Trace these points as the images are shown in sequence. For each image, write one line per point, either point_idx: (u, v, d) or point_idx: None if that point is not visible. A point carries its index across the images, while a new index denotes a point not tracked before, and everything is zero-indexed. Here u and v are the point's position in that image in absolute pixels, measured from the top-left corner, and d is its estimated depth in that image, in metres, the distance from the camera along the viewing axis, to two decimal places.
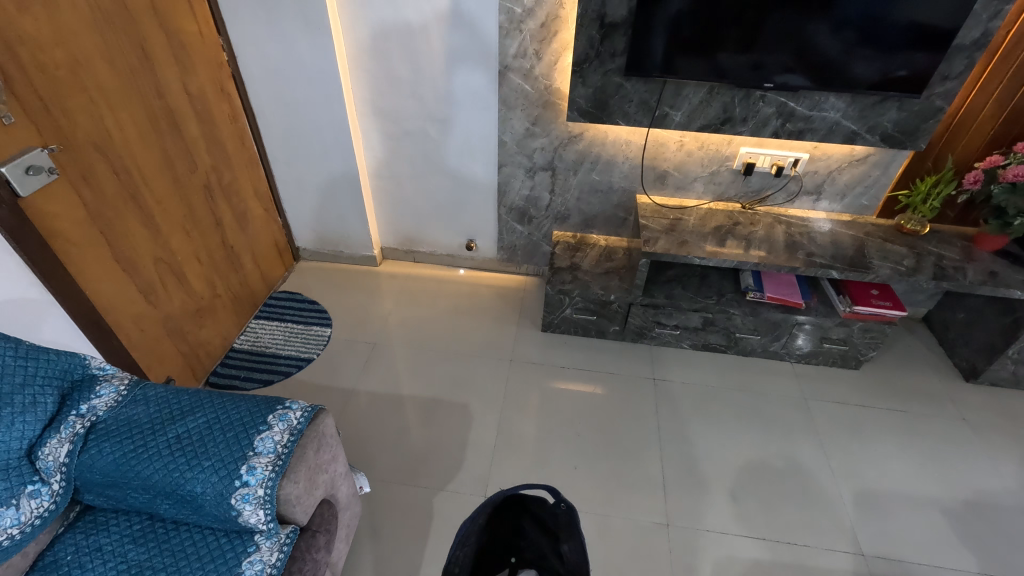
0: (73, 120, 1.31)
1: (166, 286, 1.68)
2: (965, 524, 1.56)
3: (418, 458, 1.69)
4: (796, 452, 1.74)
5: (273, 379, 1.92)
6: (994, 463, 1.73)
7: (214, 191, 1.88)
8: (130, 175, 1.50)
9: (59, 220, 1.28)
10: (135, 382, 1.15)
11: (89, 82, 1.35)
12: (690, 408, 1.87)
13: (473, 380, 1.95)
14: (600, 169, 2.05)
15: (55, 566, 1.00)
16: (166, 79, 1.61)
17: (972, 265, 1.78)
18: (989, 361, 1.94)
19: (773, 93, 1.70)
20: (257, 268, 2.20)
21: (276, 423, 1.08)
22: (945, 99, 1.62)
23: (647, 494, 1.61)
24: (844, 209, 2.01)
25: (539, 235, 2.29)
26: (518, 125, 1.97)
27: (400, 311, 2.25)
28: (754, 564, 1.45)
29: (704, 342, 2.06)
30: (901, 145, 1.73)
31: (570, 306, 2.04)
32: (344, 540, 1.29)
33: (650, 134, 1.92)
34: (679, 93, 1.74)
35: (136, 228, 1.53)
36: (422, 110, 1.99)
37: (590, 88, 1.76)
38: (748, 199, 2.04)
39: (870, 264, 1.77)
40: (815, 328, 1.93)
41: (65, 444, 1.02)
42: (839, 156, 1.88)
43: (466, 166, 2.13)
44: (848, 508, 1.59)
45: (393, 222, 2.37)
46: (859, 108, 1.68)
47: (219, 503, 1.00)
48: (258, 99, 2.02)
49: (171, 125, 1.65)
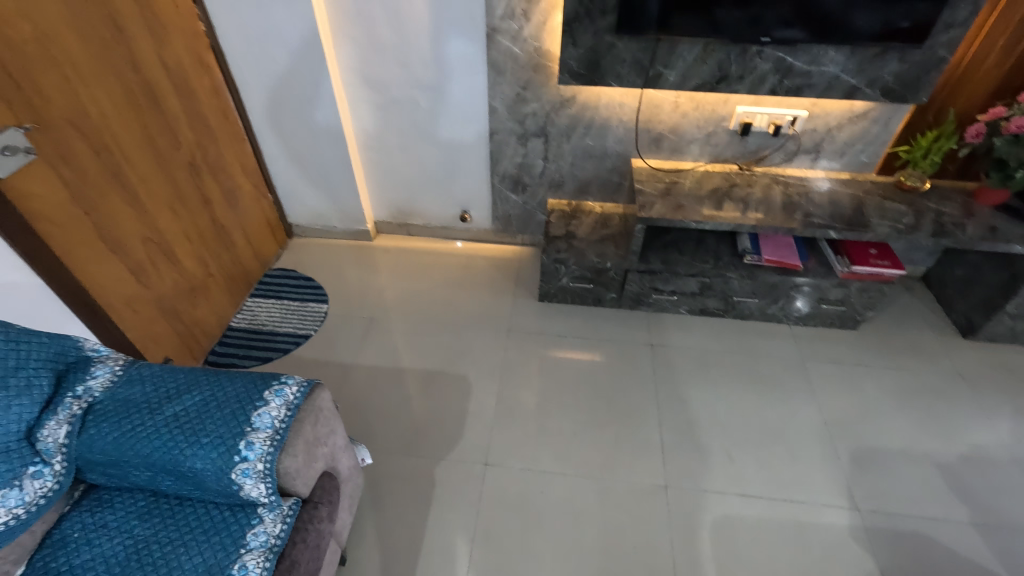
0: (46, 97, 1.27)
1: (156, 266, 1.66)
2: (959, 477, 1.59)
3: (418, 429, 1.70)
4: (793, 413, 1.76)
5: (271, 356, 1.93)
6: (991, 417, 1.75)
7: (199, 166, 1.84)
8: (110, 153, 1.46)
9: (41, 202, 1.26)
10: (130, 362, 1.15)
11: (59, 55, 1.30)
12: (688, 372, 1.88)
13: (471, 352, 1.95)
14: (593, 133, 2.01)
15: (62, 543, 1.01)
16: (142, 53, 1.56)
17: (973, 221, 1.75)
18: (986, 318, 1.94)
19: (770, 48, 1.64)
20: (249, 246, 2.18)
21: (272, 399, 1.08)
22: (949, 48, 1.56)
23: (647, 458, 1.63)
24: (843, 167, 1.97)
25: (534, 203, 2.26)
26: (509, 91, 1.92)
27: (397, 285, 2.24)
28: (753, 523, 1.48)
29: (701, 307, 2.05)
30: (903, 99, 1.68)
31: (566, 275, 2.02)
32: (347, 510, 1.32)
33: (643, 96, 1.87)
34: (673, 51, 1.68)
35: (121, 207, 1.50)
36: (409, 77, 1.93)
37: (581, 50, 1.70)
38: (745, 159, 2.00)
39: (868, 223, 1.75)
40: (812, 289, 1.91)
41: (63, 425, 1.03)
42: (839, 112, 1.83)
43: (457, 134, 2.08)
44: (844, 464, 1.62)
45: (386, 195, 2.33)
46: (858, 61, 1.63)
47: (220, 478, 1.01)
48: (239, 71, 1.96)
49: (150, 100, 1.60)
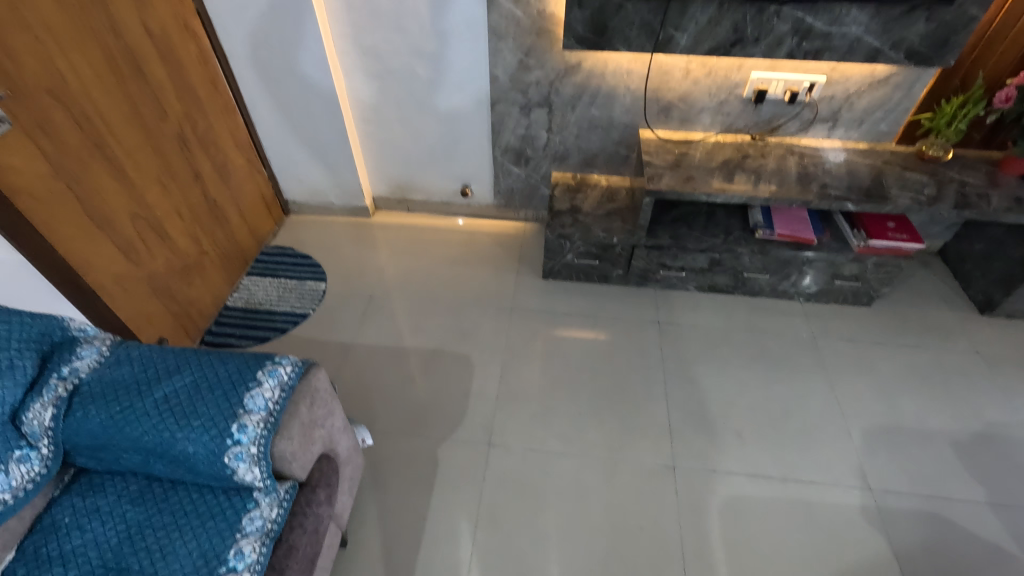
0: (20, 63, 1.19)
1: (147, 244, 1.61)
2: (975, 456, 1.55)
3: (420, 409, 1.67)
4: (805, 391, 1.71)
5: (269, 336, 1.89)
6: (1008, 396, 1.70)
7: (189, 139, 1.77)
8: (93, 124, 1.39)
9: (20, 175, 1.20)
10: (117, 343, 1.11)
11: (32, 17, 1.22)
12: (696, 350, 1.83)
13: (474, 331, 1.90)
14: (599, 103, 1.92)
15: (53, 528, 0.98)
16: (122, 16, 1.47)
17: (997, 192, 1.67)
18: (1006, 293, 1.87)
19: (789, 8, 1.54)
20: (244, 223, 2.11)
21: (265, 380, 1.04)
22: (981, 6, 1.46)
23: (654, 438, 1.59)
24: (862, 137, 1.88)
25: (537, 177, 2.18)
26: (511, 57, 1.83)
27: (397, 262, 2.19)
28: (762, 503, 1.45)
29: (709, 283, 1.99)
30: (929, 62, 1.59)
31: (570, 251, 1.96)
32: (347, 492, 1.29)
33: (653, 62, 1.78)
34: (685, 12, 1.58)
35: (106, 181, 1.44)
36: (406, 44, 1.84)
37: (588, 11, 1.60)
38: (758, 129, 1.91)
39: (887, 195, 1.67)
40: (826, 265, 1.85)
41: (49, 408, 0.98)
42: (859, 78, 1.73)
43: (457, 104, 1.99)
44: (856, 443, 1.58)
45: (385, 169, 2.26)
46: (883, 21, 1.53)
47: (213, 462, 0.97)
48: (228, 39, 1.87)
49: (133, 68, 1.52)
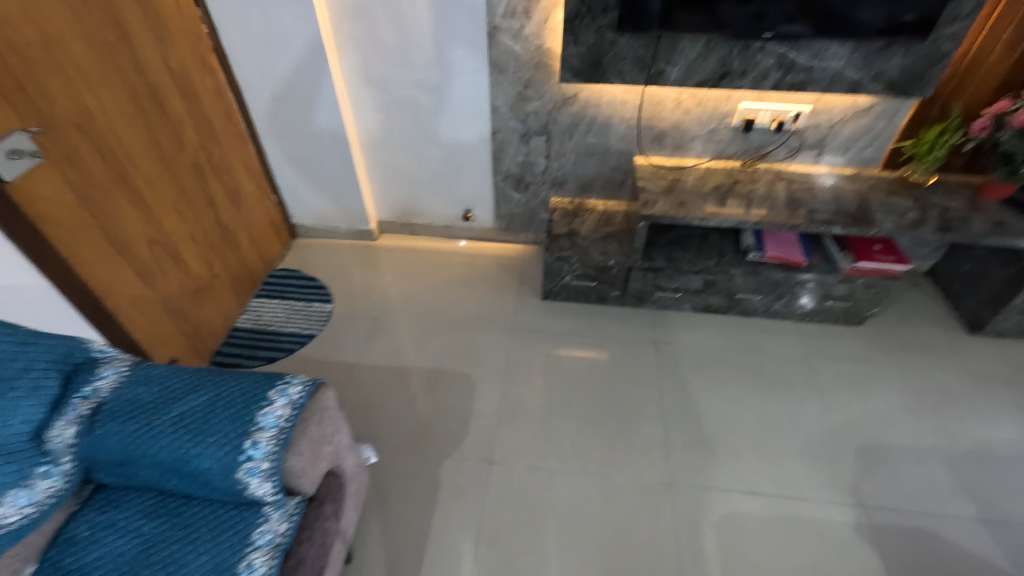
0: (52, 101, 1.28)
1: (162, 267, 1.67)
2: (966, 473, 1.58)
3: (423, 428, 1.71)
4: (799, 409, 1.75)
5: (277, 356, 1.94)
6: (998, 414, 1.74)
7: (204, 168, 1.85)
8: (116, 155, 1.47)
9: (49, 205, 1.27)
10: (136, 363, 1.16)
11: (64, 59, 1.31)
12: (691, 370, 1.88)
13: (476, 351, 1.96)
14: (596, 131, 2.01)
15: (72, 542, 1.03)
16: (145, 55, 1.56)
17: (979, 215, 1.74)
18: (993, 313, 1.92)
19: (772, 44, 1.63)
20: (253, 247, 2.18)
21: (277, 398, 1.09)
22: (953, 42, 1.55)
23: (652, 456, 1.63)
24: (848, 162, 1.96)
25: (537, 202, 2.26)
26: (510, 89, 1.92)
27: (401, 284, 2.25)
28: (758, 520, 1.48)
29: (705, 304, 2.05)
30: (907, 93, 1.67)
31: (569, 273, 2.02)
32: (353, 509, 1.32)
33: (646, 93, 1.87)
34: (675, 47, 1.67)
35: (126, 209, 1.51)
36: (411, 77, 1.93)
37: (583, 47, 1.70)
38: (748, 156, 1.99)
39: (873, 218, 1.73)
40: (818, 286, 1.90)
41: (71, 425, 1.04)
42: (843, 107, 1.82)
43: (460, 133, 2.08)
44: (849, 461, 1.61)
45: (389, 194, 2.34)
46: (862, 55, 1.62)
47: (226, 477, 1.02)
48: (243, 73, 1.97)
49: (154, 102, 1.61)
